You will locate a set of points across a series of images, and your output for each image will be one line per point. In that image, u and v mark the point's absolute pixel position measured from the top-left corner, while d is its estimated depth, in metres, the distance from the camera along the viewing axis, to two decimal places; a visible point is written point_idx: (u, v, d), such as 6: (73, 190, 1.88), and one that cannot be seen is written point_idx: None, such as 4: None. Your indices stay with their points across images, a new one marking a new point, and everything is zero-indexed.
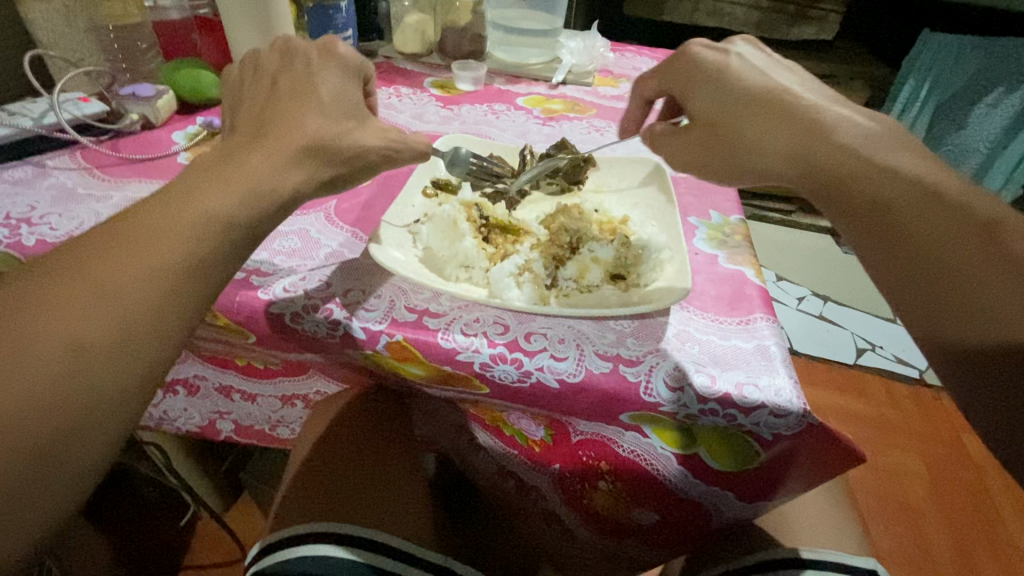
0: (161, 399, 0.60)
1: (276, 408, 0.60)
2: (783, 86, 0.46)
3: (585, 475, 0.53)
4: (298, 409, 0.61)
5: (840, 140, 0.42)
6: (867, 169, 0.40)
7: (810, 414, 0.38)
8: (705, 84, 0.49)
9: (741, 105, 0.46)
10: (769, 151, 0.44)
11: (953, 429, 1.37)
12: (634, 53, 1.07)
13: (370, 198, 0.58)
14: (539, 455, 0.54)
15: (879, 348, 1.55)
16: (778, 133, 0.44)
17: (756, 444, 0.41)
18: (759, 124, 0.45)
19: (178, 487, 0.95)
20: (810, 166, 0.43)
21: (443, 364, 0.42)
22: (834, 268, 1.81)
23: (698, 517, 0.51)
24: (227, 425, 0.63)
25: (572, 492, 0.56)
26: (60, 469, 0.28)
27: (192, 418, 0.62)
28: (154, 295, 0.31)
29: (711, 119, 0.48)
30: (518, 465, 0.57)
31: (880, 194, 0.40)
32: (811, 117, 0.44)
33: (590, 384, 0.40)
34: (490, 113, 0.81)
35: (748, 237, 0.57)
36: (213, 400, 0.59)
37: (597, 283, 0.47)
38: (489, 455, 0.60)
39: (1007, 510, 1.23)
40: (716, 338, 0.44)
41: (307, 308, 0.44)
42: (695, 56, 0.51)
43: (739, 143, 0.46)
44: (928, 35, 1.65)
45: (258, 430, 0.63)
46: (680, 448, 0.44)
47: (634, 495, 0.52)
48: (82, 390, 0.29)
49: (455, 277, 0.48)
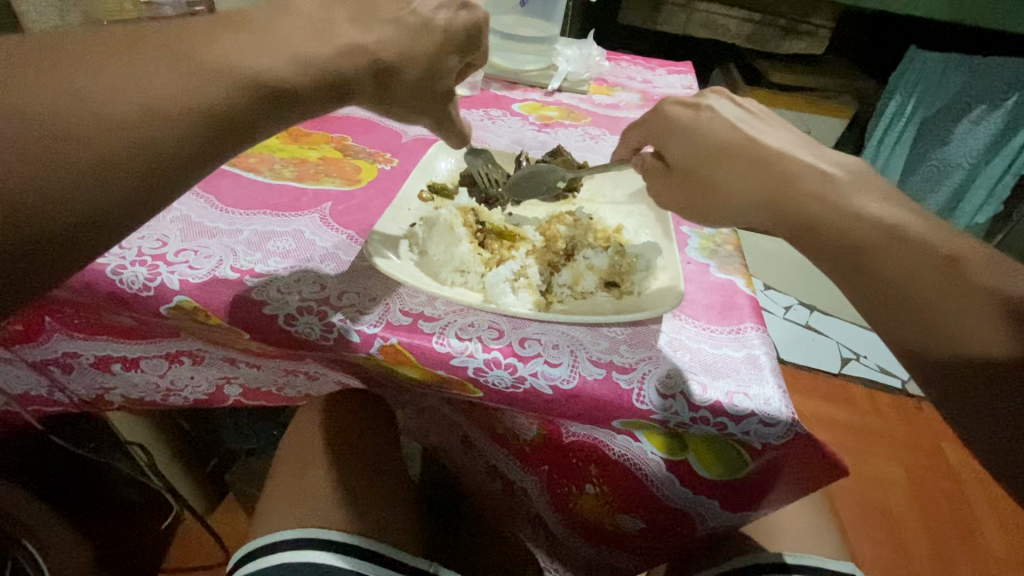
0: (165, 369, 0.54)
1: (280, 375, 0.55)
2: (751, 137, 0.48)
3: (572, 476, 0.53)
4: (303, 378, 0.56)
5: (805, 190, 0.44)
6: (833, 215, 0.42)
7: (799, 422, 0.39)
8: (676, 133, 0.50)
9: (709, 155, 0.48)
10: (738, 199, 0.46)
11: (934, 438, 1.40)
12: (629, 63, 1.08)
13: (365, 200, 0.58)
14: (529, 454, 0.54)
15: (863, 358, 1.58)
16: (745, 184, 0.46)
17: (744, 452, 0.42)
18: (727, 171, 0.47)
19: (162, 489, 0.94)
20: (784, 213, 0.44)
21: (436, 368, 0.42)
22: (819, 279, 1.85)
23: (682, 525, 0.51)
24: (235, 390, 0.57)
25: (559, 494, 0.55)
26: (60, 249, 0.28)
27: (199, 386, 0.56)
28: (146, 137, 0.29)
29: (687, 165, 0.49)
30: (505, 462, 0.57)
31: (848, 236, 0.41)
32: (778, 167, 0.45)
33: (583, 390, 0.40)
34: (486, 118, 0.81)
35: (739, 247, 0.57)
36: (219, 367, 0.54)
37: (591, 289, 0.47)
38: (479, 452, 0.60)
39: (985, 518, 1.26)
40: (707, 347, 0.44)
41: (302, 309, 0.44)
42: (665, 109, 0.52)
43: (710, 190, 0.48)
44: (915, 51, 1.68)
45: (267, 392, 0.58)
46: (668, 452, 0.44)
47: (621, 501, 0.51)
48: (57, 183, 0.27)
49: (450, 281, 0.48)
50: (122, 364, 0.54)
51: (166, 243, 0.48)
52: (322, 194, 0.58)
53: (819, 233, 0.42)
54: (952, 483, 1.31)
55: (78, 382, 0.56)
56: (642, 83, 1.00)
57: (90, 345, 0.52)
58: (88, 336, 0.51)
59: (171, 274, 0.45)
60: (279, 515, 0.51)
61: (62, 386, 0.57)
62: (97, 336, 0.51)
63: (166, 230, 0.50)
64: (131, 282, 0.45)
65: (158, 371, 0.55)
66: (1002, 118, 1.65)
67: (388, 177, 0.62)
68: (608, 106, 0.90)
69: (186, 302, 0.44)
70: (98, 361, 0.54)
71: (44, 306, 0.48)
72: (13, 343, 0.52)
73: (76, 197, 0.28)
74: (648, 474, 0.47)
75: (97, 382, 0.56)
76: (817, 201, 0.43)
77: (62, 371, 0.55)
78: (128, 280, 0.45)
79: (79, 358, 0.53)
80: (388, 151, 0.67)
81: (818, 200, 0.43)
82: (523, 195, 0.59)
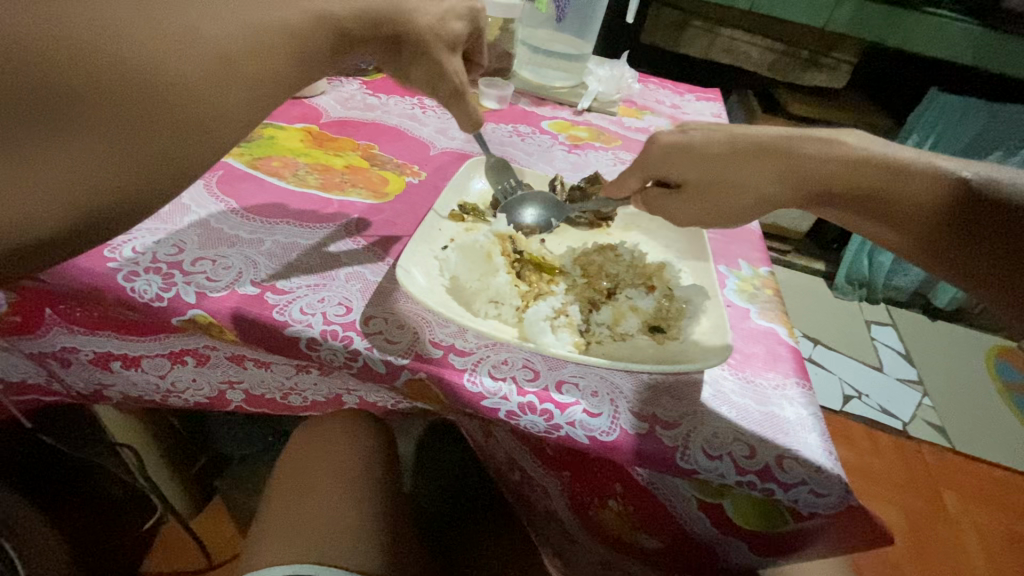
0: (166, 369, 0.48)
1: (289, 376, 0.46)
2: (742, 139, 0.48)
3: (595, 487, 0.46)
4: (314, 377, 0.46)
5: (824, 172, 0.46)
6: (885, 178, 0.44)
7: (852, 495, 0.37)
8: (679, 160, 0.50)
9: (720, 171, 0.49)
10: (762, 185, 0.48)
11: (934, 484, 1.38)
12: (658, 86, 1.06)
13: (393, 215, 0.55)
14: (551, 457, 0.45)
15: (866, 396, 1.56)
16: (763, 181, 0.48)
17: (788, 515, 0.39)
18: (753, 171, 0.48)
19: (146, 490, 0.90)
20: (807, 186, 0.47)
21: (465, 407, 0.40)
22: (824, 313, 1.84)
23: (702, 555, 0.47)
24: (238, 395, 0.49)
25: (578, 502, 0.48)
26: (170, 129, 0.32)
27: (200, 388, 0.49)
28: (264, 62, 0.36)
29: (700, 182, 0.50)
30: (524, 463, 0.48)
31: (907, 198, 0.43)
32: (795, 156, 0.47)
33: (624, 445, 0.38)
34: (516, 134, 0.79)
35: (778, 292, 0.55)
36: (223, 369, 0.47)
37: (632, 331, 0.45)
38: (500, 445, 0.49)
39: (980, 567, 1.23)
40: (753, 403, 0.42)
41: (325, 333, 0.41)
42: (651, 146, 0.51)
43: (734, 191, 0.49)
44: (935, 92, 1.68)
45: (270, 400, 0.49)
46: (707, 494, 0.40)
47: (647, 521, 0.46)
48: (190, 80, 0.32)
49: (483, 312, 0.45)
50: (122, 362, 0.48)
51: (183, 250, 0.46)
52: (347, 205, 0.55)
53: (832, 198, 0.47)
54: (948, 529, 1.29)
55: (77, 376, 0.51)
56: (671, 108, 0.98)
57: (91, 341, 0.47)
58: (90, 331, 0.47)
59: (186, 285, 0.43)
60: (274, 543, 0.48)
61: (60, 378, 0.52)
62: (101, 330, 0.47)
63: (183, 234, 0.47)
64: (144, 291, 0.42)
65: (159, 372, 0.48)
66: (1019, 163, 1.67)
67: (416, 191, 0.60)
68: (639, 129, 0.88)
69: (201, 316, 0.41)
70: (98, 358, 0.48)
71: (45, 295, 0.44)
72: (7, 334, 0.47)
73: (211, 103, 0.33)
74: (681, 516, 0.43)
75: (96, 378, 0.50)
76: (822, 172, 0.46)
77: (61, 365, 0.50)
78: (140, 289, 0.42)
79: (78, 353, 0.48)
80: (416, 163, 0.65)
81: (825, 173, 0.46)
82: (527, 198, 0.58)
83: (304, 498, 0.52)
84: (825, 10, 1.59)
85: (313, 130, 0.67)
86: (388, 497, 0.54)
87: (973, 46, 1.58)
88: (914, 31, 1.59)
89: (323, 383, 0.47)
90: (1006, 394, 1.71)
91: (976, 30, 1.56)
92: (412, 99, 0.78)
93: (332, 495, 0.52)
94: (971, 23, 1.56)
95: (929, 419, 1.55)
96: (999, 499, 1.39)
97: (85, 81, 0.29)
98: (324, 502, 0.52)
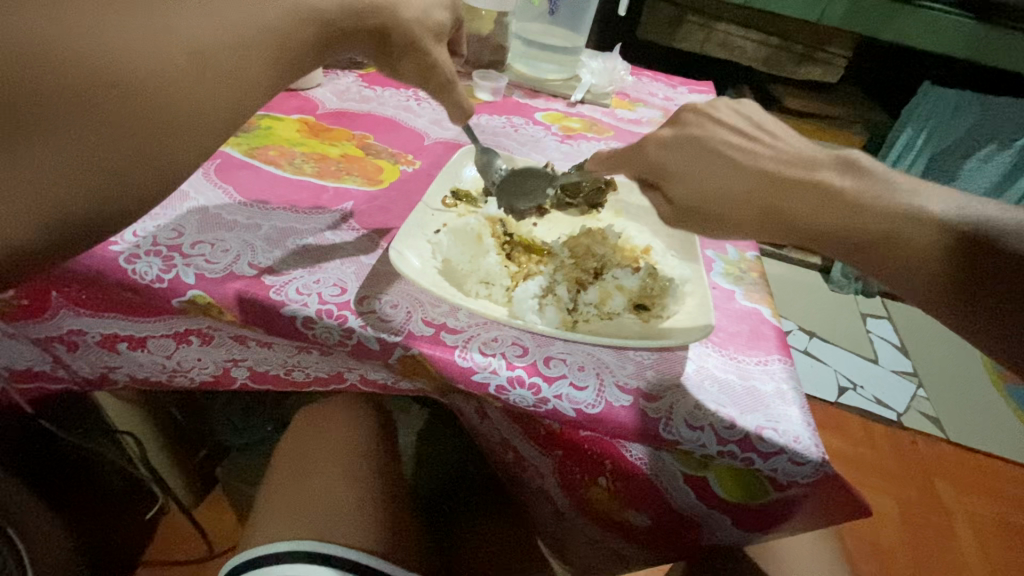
0: (172, 349, 0.48)
1: (291, 353, 0.46)
2: (739, 156, 0.47)
3: (585, 464, 0.46)
4: (316, 355, 0.46)
5: (805, 206, 0.44)
6: (868, 219, 0.42)
7: (828, 463, 0.39)
8: (671, 173, 0.48)
9: (710, 189, 0.46)
10: (738, 210, 0.46)
11: (926, 473, 1.40)
12: (651, 79, 1.08)
13: (387, 202, 0.57)
14: (542, 436, 0.47)
15: (860, 387, 1.58)
16: (756, 200, 0.45)
17: (768, 484, 0.40)
18: (732, 195, 0.46)
19: (148, 478, 0.91)
20: (792, 217, 0.44)
21: (456, 382, 0.41)
22: (819, 305, 1.86)
23: (688, 531, 0.47)
24: (243, 372, 0.49)
25: (569, 482, 0.49)
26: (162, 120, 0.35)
27: (204, 367, 0.49)
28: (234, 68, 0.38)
29: (689, 200, 0.47)
30: (518, 442, 0.49)
31: (893, 237, 0.41)
32: (779, 185, 0.45)
33: (609, 416, 0.40)
34: (509, 125, 0.80)
35: (763, 274, 0.56)
36: (228, 348, 0.47)
37: (618, 310, 0.47)
38: (493, 426, 0.50)
39: (972, 554, 1.25)
40: (735, 378, 0.43)
41: (321, 312, 0.42)
42: (646, 151, 0.50)
43: (718, 216, 0.47)
44: (928, 86, 1.69)
45: (275, 377, 0.49)
46: (688, 466, 0.42)
47: (636, 499, 0.46)
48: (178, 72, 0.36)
49: (474, 292, 0.47)
50: (128, 343, 0.48)
51: (183, 234, 0.47)
52: (343, 192, 0.57)
53: (823, 228, 0.43)
54: (940, 517, 1.31)
55: (84, 360, 0.51)
56: (664, 100, 0.99)
57: (97, 322, 0.48)
58: (96, 313, 0.47)
59: (186, 267, 0.44)
60: (273, 523, 0.50)
61: (67, 363, 0.52)
62: (106, 312, 0.47)
63: (182, 220, 0.49)
64: (144, 273, 0.43)
65: (165, 352, 0.48)
66: (1012, 156, 1.68)
67: (410, 179, 0.61)
68: (631, 121, 0.89)
69: (200, 297, 0.43)
70: (105, 339, 0.49)
71: (52, 279, 0.44)
72: (17, 319, 0.48)
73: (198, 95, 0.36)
74: (669, 493, 0.44)
75: (103, 360, 0.50)
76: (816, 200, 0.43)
77: (68, 348, 0.51)
78: (141, 271, 0.43)
79: (85, 336, 0.49)
80: (410, 152, 0.66)
81: (809, 206, 0.43)
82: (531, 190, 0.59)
83: (302, 480, 0.53)
84: (818, 5, 1.60)
85: (310, 121, 0.68)
86: (384, 480, 0.55)
87: (966, 40, 1.60)
88: (908, 25, 1.60)
89: (325, 361, 0.46)
90: (999, 385, 1.72)
91: (969, 24, 1.57)
92: (407, 90, 0.79)
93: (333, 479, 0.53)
94: (963, 17, 1.57)
95: (922, 410, 1.56)
96: (990, 488, 1.41)
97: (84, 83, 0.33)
98: (321, 482, 0.53)
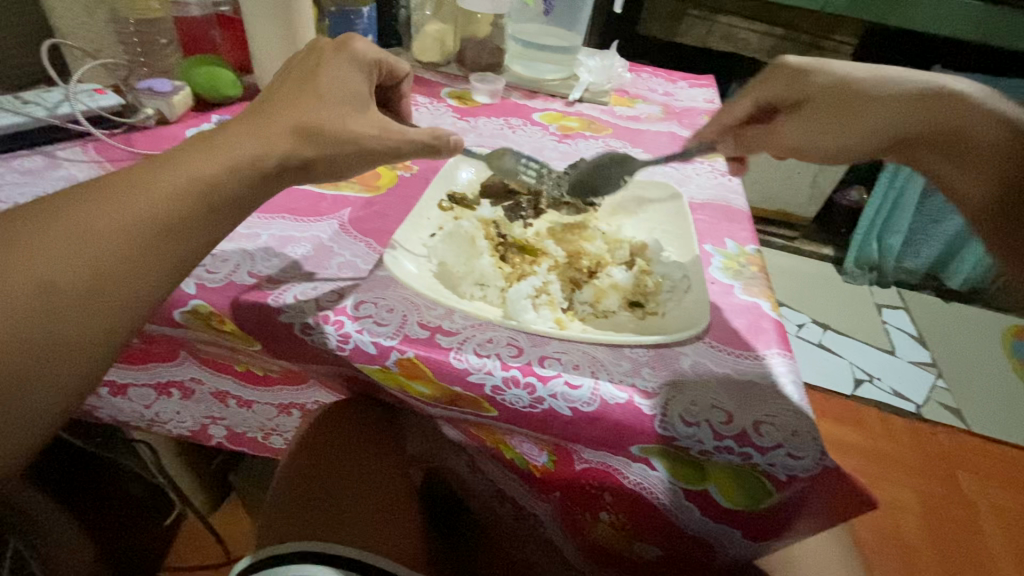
0: (152, 399, 0.57)
1: (271, 416, 0.59)
2: (869, 75, 0.55)
3: (588, 505, 0.51)
4: (295, 418, 0.61)
5: (936, 115, 0.52)
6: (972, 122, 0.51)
7: (827, 456, 0.38)
8: (803, 78, 0.57)
9: (841, 89, 0.55)
10: (869, 115, 0.54)
11: (947, 464, 1.37)
12: (651, 75, 1.07)
13: (383, 207, 0.57)
14: (540, 481, 0.52)
15: (878, 379, 1.55)
16: (881, 109, 0.54)
17: (768, 483, 0.40)
18: (866, 103, 0.55)
19: (166, 487, 0.93)
20: (916, 127, 0.53)
21: (453, 384, 0.41)
22: (832, 297, 1.83)
23: (700, 552, 0.50)
24: (220, 430, 0.61)
25: (571, 522, 0.54)
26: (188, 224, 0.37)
27: (184, 421, 0.60)
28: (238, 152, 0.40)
29: (818, 95, 0.56)
30: (516, 488, 0.56)
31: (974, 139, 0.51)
32: (909, 96, 0.53)
33: (603, 414, 0.40)
34: (506, 127, 0.80)
35: (764, 268, 0.56)
36: (207, 405, 0.58)
37: (613, 308, 0.48)
38: (487, 478, 0.59)
39: (999, 551, 1.21)
40: (731, 371, 0.43)
41: (319, 319, 0.43)
42: (784, 65, 0.59)
43: (848, 110, 0.55)
44: (938, 72, 1.68)
45: (251, 437, 0.63)
46: (689, 482, 0.43)
47: (636, 528, 0.50)
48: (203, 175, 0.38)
49: (469, 294, 0.48)
50: (110, 389, 0.57)
51: None
52: (340, 200, 0.57)
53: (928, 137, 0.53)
54: (965, 510, 1.28)
55: None
56: (664, 96, 0.99)
57: None
58: None
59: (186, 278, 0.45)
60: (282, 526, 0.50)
61: None
62: None
63: None
64: None
65: (144, 401, 0.57)
66: None
67: (408, 184, 0.61)
68: (630, 118, 0.89)
69: (202, 306, 0.44)
70: None
71: None
72: None
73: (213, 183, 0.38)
74: (663, 499, 0.45)
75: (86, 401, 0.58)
76: (908, 119, 0.53)
77: None
78: None
79: None
80: None
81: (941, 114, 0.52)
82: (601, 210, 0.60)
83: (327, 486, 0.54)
84: None
85: None
86: (398, 495, 0.57)
87: (974, 23, 1.56)
88: (914, 9, 1.57)
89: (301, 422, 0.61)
90: None
91: (978, 5, 1.54)
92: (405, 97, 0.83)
93: (350, 494, 0.55)
94: None
95: (943, 401, 1.53)
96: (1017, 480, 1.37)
97: (126, 194, 0.36)
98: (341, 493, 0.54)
